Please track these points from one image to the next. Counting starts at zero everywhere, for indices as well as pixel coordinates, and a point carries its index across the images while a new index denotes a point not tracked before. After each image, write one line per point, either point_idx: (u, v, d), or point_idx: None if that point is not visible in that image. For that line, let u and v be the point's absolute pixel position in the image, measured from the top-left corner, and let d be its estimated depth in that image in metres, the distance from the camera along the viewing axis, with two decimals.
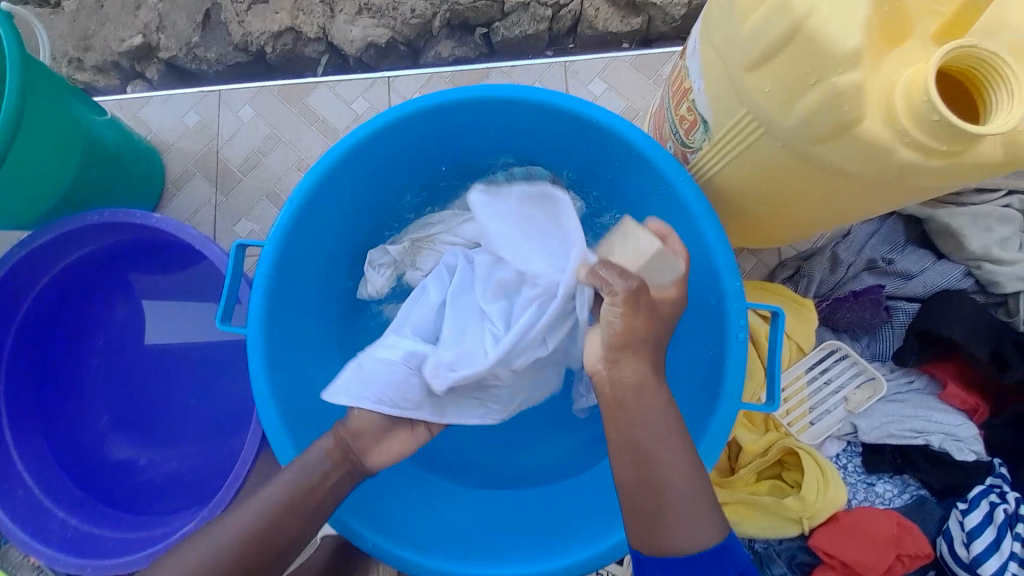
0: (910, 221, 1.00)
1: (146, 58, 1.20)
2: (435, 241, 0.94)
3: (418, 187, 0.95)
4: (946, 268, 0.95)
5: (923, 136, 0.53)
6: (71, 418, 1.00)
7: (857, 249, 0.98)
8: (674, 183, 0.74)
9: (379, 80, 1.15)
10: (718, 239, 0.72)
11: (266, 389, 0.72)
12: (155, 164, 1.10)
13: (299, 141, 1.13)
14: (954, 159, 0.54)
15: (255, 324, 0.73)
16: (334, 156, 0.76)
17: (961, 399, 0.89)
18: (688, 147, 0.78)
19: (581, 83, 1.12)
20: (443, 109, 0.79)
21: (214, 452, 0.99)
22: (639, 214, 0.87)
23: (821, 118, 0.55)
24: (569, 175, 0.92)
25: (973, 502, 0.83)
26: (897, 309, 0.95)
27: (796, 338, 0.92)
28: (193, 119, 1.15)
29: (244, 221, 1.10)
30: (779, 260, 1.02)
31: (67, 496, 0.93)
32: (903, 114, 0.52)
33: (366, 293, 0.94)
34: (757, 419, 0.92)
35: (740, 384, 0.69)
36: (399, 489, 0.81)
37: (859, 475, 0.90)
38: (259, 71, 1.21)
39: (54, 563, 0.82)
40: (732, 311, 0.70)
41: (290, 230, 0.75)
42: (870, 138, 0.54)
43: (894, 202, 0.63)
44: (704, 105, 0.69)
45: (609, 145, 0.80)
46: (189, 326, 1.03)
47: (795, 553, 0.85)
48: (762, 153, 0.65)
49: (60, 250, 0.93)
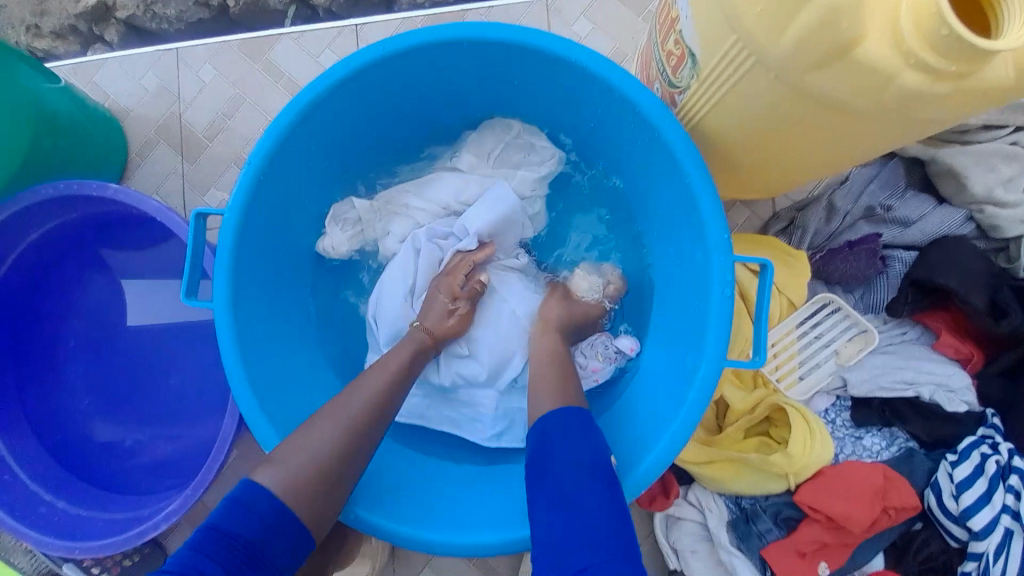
0: (911, 162, 0.94)
1: (103, 19, 1.12)
2: (404, 204, 0.91)
3: (388, 139, 0.89)
4: (946, 214, 0.90)
5: (928, 56, 0.47)
6: (53, 402, 0.98)
7: (856, 196, 0.93)
8: (660, 128, 0.68)
9: (346, 28, 1.06)
10: (704, 189, 0.67)
11: (237, 361, 0.69)
12: (116, 134, 1.03)
13: (265, 100, 1.06)
14: (962, 82, 0.49)
15: (221, 295, 0.69)
16: (294, 111, 0.70)
17: (954, 348, 0.86)
18: (675, 87, 0.71)
19: (565, 25, 1.04)
20: (410, 54, 0.72)
21: (200, 426, 0.97)
22: (623, 163, 0.83)
23: (815, 42, 0.50)
24: (547, 121, 0.87)
25: (964, 453, 0.81)
26: (893, 259, 0.91)
27: (789, 292, 0.88)
28: (152, 83, 1.07)
29: (213, 191, 1.04)
30: (773, 212, 0.98)
31: (52, 479, 0.92)
32: (910, 31, 0.47)
33: (324, 249, 0.87)
34: (746, 376, 0.90)
35: (725, 341, 0.67)
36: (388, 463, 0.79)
37: (848, 429, 0.88)
38: (222, 27, 1.14)
39: (40, 545, 0.80)
40: (719, 266, 0.67)
41: (249, 192, 0.70)
42: (871, 61, 0.49)
43: (897, 137, 0.58)
44: (692, 35, 0.62)
45: (591, 89, 0.74)
46: (165, 301, 0.99)
47: (781, 509, 0.84)
48: (755, 89, 0.59)
49: (19, 229, 0.88)
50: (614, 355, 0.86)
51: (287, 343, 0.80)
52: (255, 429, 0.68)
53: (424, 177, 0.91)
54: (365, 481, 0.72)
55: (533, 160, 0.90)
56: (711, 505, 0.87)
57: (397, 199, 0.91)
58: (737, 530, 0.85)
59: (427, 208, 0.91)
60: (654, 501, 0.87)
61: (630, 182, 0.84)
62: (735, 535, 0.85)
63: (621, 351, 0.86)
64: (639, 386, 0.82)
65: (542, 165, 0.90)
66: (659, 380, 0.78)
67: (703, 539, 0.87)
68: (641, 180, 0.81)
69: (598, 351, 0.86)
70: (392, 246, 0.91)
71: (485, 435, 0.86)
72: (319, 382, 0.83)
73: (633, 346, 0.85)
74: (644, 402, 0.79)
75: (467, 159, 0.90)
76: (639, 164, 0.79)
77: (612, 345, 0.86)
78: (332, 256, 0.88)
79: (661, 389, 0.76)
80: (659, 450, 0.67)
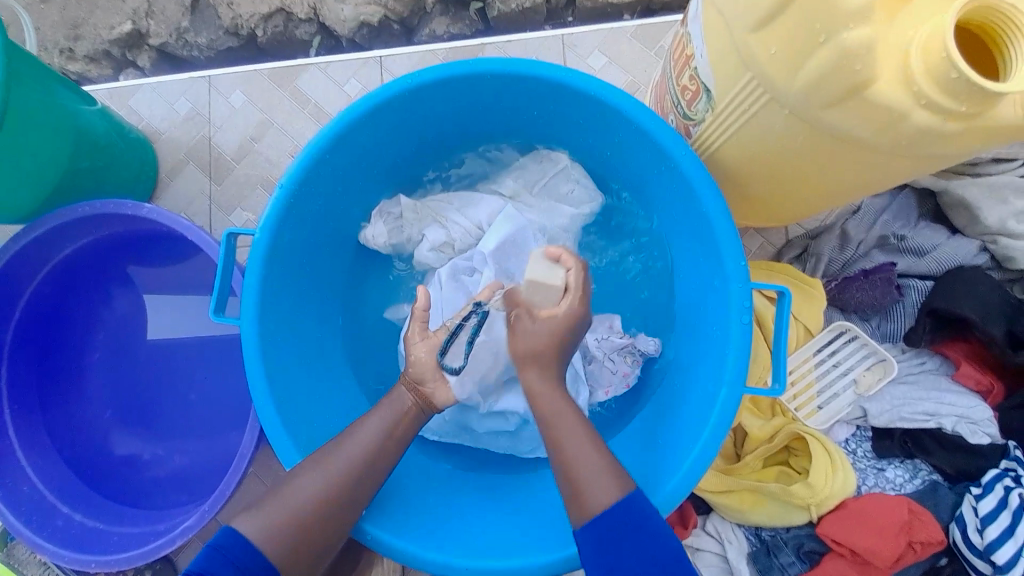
0: (922, 194, 0.95)
1: (137, 45, 1.18)
2: (444, 214, 0.92)
3: (413, 165, 0.91)
4: (960, 244, 0.91)
5: (937, 96, 0.49)
6: (73, 414, 0.99)
7: (869, 226, 0.94)
8: (678, 160, 0.70)
9: (371, 59, 1.11)
10: (719, 216, 0.69)
11: (263, 384, 0.70)
12: (147, 155, 1.07)
13: (290, 125, 1.10)
14: (971, 122, 0.51)
15: (249, 317, 0.71)
16: (322, 139, 0.73)
17: (975, 380, 0.86)
18: (690, 119, 0.74)
19: (580, 58, 1.08)
20: (435, 85, 0.75)
21: (218, 440, 0.98)
22: (642, 191, 0.85)
23: (829, 82, 0.52)
24: (567, 148, 0.89)
25: (987, 487, 0.80)
26: (908, 288, 0.91)
27: (804, 320, 0.89)
28: (184, 107, 1.11)
29: (239, 211, 1.08)
30: (786, 239, 0.98)
31: (70, 491, 0.93)
32: (920, 72, 0.49)
33: (363, 237, 0.89)
34: (763, 404, 0.90)
35: (743, 371, 0.67)
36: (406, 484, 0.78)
37: (869, 460, 0.87)
38: (249, 54, 1.19)
39: (56, 557, 0.82)
40: (737, 292, 0.68)
41: (279, 219, 0.73)
42: (884, 101, 0.51)
43: (910, 171, 0.60)
44: (706, 73, 0.65)
45: (610, 120, 0.76)
46: (185, 319, 1.01)
47: (803, 542, 0.83)
48: (768, 123, 0.61)
49: (53, 244, 0.91)
50: (638, 357, 0.87)
51: (311, 360, 0.82)
52: (275, 446, 0.69)
53: (465, 196, 0.93)
54: (382, 497, 0.72)
55: (577, 194, 0.90)
56: (731, 537, 0.85)
57: (438, 209, 0.92)
58: (758, 563, 0.83)
59: (464, 225, 0.91)
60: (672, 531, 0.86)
61: (650, 211, 0.86)
62: (755, 568, 0.83)
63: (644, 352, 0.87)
64: (659, 414, 0.82)
65: (575, 195, 0.91)
66: (679, 407, 0.78)
67: (724, 571, 0.85)
68: (660, 207, 0.82)
69: (624, 355, 0.87)
70: (424, 254, 0.91)
71: (519, 448, 0.85)
72: (338, 404, 0.83)
73: (657, 345, 0.86)
74: (663, 428, 0.79)
75: (510, 185, 0.93)
76: (659, 194, 0.81)
77: (636, 348, 0.87)
78: (371, 245, 0.90)
79: (680, 416, 0.76)
80: (677, 477, 0.67)
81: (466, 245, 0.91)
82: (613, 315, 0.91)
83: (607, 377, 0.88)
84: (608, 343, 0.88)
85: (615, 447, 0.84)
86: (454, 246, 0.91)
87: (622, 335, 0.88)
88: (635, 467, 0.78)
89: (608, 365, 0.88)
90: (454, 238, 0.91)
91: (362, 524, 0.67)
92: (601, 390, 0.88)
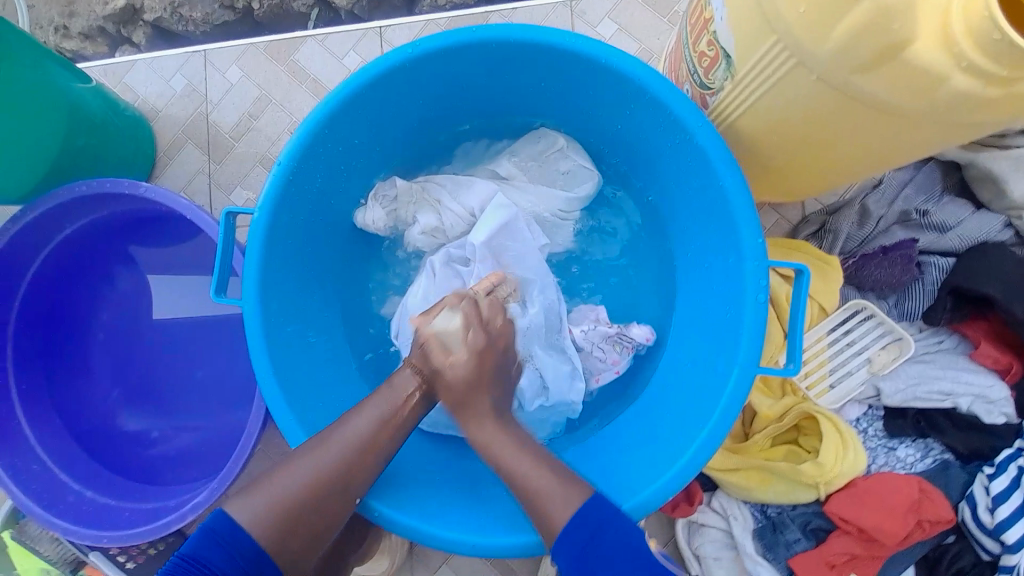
0: (948, 166, 0.92)
1: (131, 21, 1.15)
2: (438, 198, 0.89)
3: (415, 141, 0.89)
4: (985, 220, 0.88)
5: (981, 59, 0.46)
6: (82, 394, 1.00)
7: (889, 201, 0.91)
8: (691, 130, 0.68)
9: (371, 30, 1.07)
10: (738, 192, 0.66)
11: (266, 365, 0.70)
12: (144, 133, 1.05)
13: (290, 101, 1.07)
14: (1015, 87, 0.47)
15: (250, 294, 0.70)
16: (324, 112, 0.71)
17: (993, 358, 0.84)
18: (707, 88, 0.70)
19: (589, 25, 1.03)
20: (440, 56, 0.72)
21: (225, 420, 0.99)
22: (651, 167, 0.82)
23: (862, 42, 0.49)
24: (574, 123, 0.86)
25: (1000, 467, 0.79)
26: (929, 266, 0.88)
27: (820, 299, 0.87)
28: (180, 83, 1.09)
29: (239, 190, 1.06)
30: (802, 215, 0.96)
31: (80, 469, 0.95)
32: (961, 33, 0.45)
33: (361, 222, 0.87)
34: (774, 384, 0.88)
35: (757, 351, 0.66)
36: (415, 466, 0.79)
37: (880, 440, 0.86)
38: (247, 29, 1.15)
39: (68, 533, 0.83)
40: (752, 270, 0.66)
41: (278, 198, 0.71)
42: (920, 63, 0.48)
43: (942, 140, 0.57)
44: (727, 37, 0.61)
45: (622, 90, 0.73)
46: (191, 299, 1.01)
47: (810, 519, 0.83)
48: (793, 90, 0.58)
49: (53, 224, 0.90)
50: (629, 344, 0.87)
51: (314, 340, 0.82)
52: (282, 426, 0.69)
53: (458, 179, 0.90)
54: (385, 477, 0.73)
55: (574, 177, 0.89)
56: (736, 513, 0.86)
57: (431, 192, 0.89)
58: (763, 539, 0.84)
59: (458, 213, 0.89)
60: (677, 507, 0.86)
61: (658, 187, 0.83)
62: (761, 545, 0.84)
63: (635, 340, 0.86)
64: (665, 395, 0.80)
65: (580, 179, 0.89)
66: (688, 387, 0.77)
67: (728, 547, 0.86)
68: (671, 183, 0.80)
69: (612, 343, 0.86)
70: (416, 237, 0.89)
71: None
72: (344, 385, 0.83)
73: (650, 334, 0.86)
74: (670, 407, 0.78)
75: (507, 166, 0.90)
76: (668, 169, 0.78)
77: (626, 337, 0.86)
78: (370, 229, 0.88)
79: (689, 395, 0.75)
80: (689, 456, 0.67)
81: (458, 231, 0.89)
82: (597, 306, 0.89)
83: (596, 367, 0.87)
84: (594, 333, 0.87)
85: (620, 425, 0.83)
86: (446, 231, 0.89)
87: (608, 324, 0.87)
88: (640, 445, 0.78)
89: (597, 355, 0.87)
90: (447, 223, 0.89)
91: (369, 500, 0.68)
92: (593, 380, 0.87)
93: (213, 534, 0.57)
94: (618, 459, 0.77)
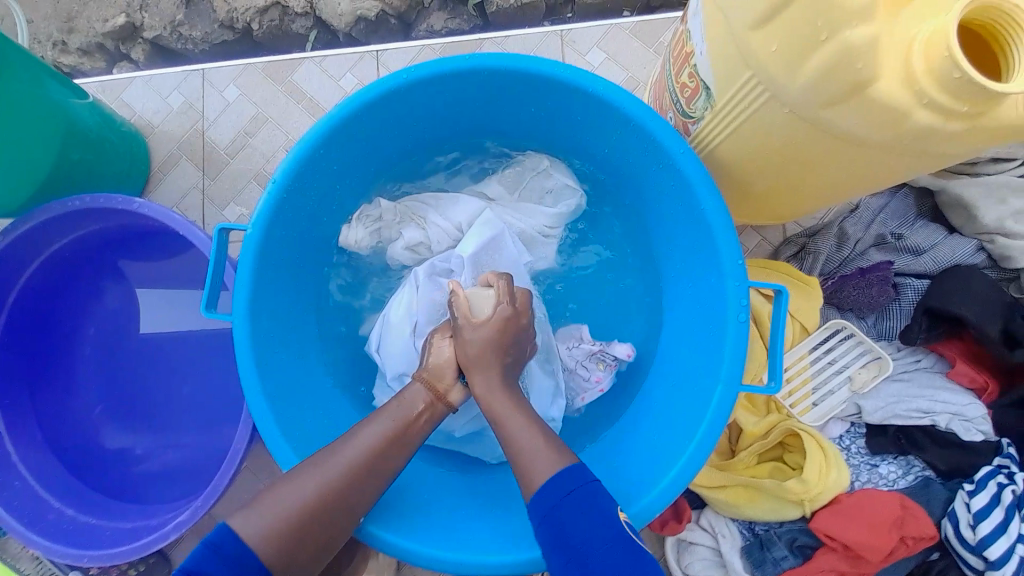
0: (921, 193, 0.96)
1: (130, 39, 1.17)
2: (422, 215, 0.91)
3: (406, 161, 0.91)
4: (957, 243, 0.91)
5: (941, 96, 0.49)
6: (66, 406, 0.99)
7: (866, 225, 0.94)
8: (674, 157, 0.70)
9: (368, 53, 1.10)
10: (719, 217, 0.69)
11: (255, 381, 0.70)
12: (139, 148, 1.06)
13: (287, 120, 1.09)
14: (973, 122, 0.51)
15: (240, 310, 0.70)
16: (318, 133, 0.72)
17: (968, 377, 0.87)
18: (689, 117, 0.74)
19: (578, 54, 1.07)
20: (433, 82, 0.75)
21: (212, 436, 0.98)
22: (636, 191, 0.85)
23: (832, 79, 0.52)
24: (562, 146, 0.89)
25: (981, 483, 0.80)
26: (904, 287, 0.91)
27: (801, 318, 0.89)
28: (177, 100, 1.10)
29: (233, 205, 1.07)
30: (784, 237, 0.99)
31: (61, 485, 0.93)
32: (921, 72, 0.49)
33: (345, 243, 0.88)
34: (759, 400, 0.90)
35: (740, 369, 0.68)
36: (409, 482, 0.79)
37: (862, 457, 0.88)
38: (245, 48, 1.18)
39: (48, 552, 0.81)
40: (734, 290, 0.69)
41: (272, 213, 0.72)
42: (884, 99, 0.51)
43: (910, 169, 0.60)
44: (707, 71, 0.65)
45: (607, 117, 0.76)
46: (181, 313, 1.01)
47: (796, 536, 0.83)
48: (768, 121, 0.61)
49: (45, 237, 0.90)
50: (612, 362, 0.87)
51: (304, 356, 0.82)
52: (269, 441, 0.69)
53: (443, 196, 0.92)
54: (383, 499, 0.72)
55: (555, 195, 0.92)
56: (724, 531, 0.86)
57: (416, 209, 0.91)
58: (751, 557, 0.84)
59: (444, 227, 0.90)
60: (666, 525, 0.86)
61: (643, 209, 0.86)
62: (749, 563, 0.84)
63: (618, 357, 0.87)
64: (652, 413, 0.81)
65: (565, 199, 0.92)
66: (673, 405, 0.78)
67: (717, 565, 0.86)
68: (656, 205, 0.82)
69: (596, 360, 0.87)
70: (399, 252, 0.90)
71: (493, 454, 0.86)
72: (332, 401, 0.83)
73: (630, 350, 0.86)
74: (656, 423, 0.79)
75: (493, 187, 0.93)
76: (653, 192, 0.81)
77: (609, 354, 0.87)
78: (353, 249, 0.89)
79: (675, 413, 0.76)
80: (675, 473, 0.67)
81: (443, 246, 0.91)
82: (581, 325, 0.91)
83: (581, 385, 0.88)
84: (578, 350, 0.88)
85: (607, 442, 0.84)
86: (431, 246, 0.91)
87: (592, 341, 0.89)
88: (628, 462, 0.78)
89: (581, 372, 0.88)
90: (432, 238, 0.90)
91: (364, 524, 0.68)
92: (579, 398, 0.88)
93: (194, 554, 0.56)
94: (607, 476, 0.78)
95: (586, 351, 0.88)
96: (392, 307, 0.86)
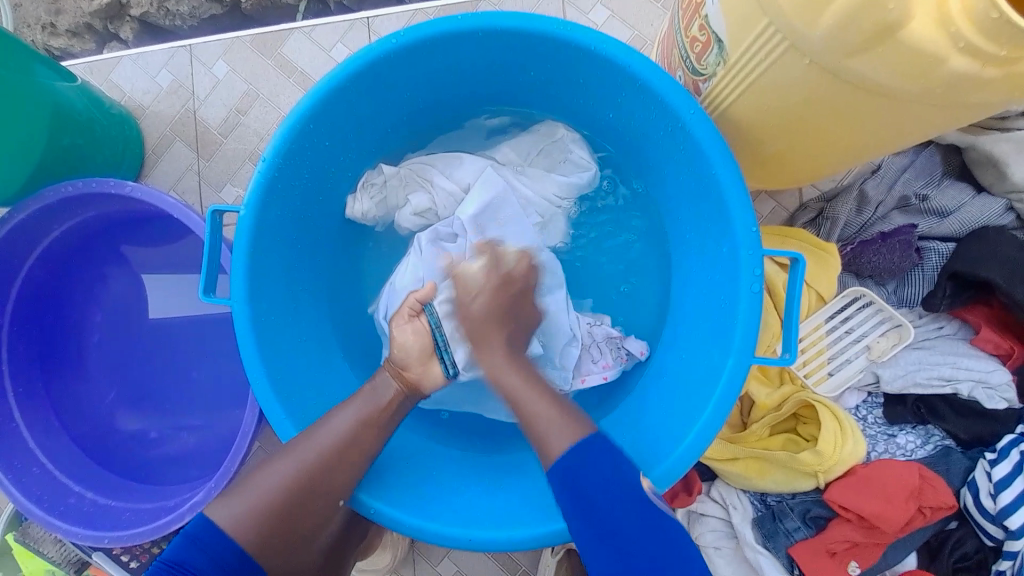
0: (949, 150, 0.90)
1: (118, 17, 1.12)
2: (429, 178, 0.87)
3: (403, 131, 0.87)
4: (986, 203, 0.86)
5: (979, 39, 0.44)
6: (80, 394, 1.00)
7: (888, 186, 0.90)
8: (683, 117, 0.66)
9: (359, 21, 1.05)
10: (733, 184, 0.65)
11: (259, 367, 0.69)
12: (132, 131, 1.03)
13: (278, 96, 1.05)
14: (1013, 67, 0.46)
15: (239, 292, 0.69)
16: (308, 106, 0.69)
17: (993, 344, 0.83)
18: (700, 74, 0.69)
19: (581, 12, 1.01)
20: (425, 46, 0.70)
21: (222, 420, 0.98)
22: (643, 155, 0.81)
23: (858, 23, 0.47)
24: (563, 108, 0.85)
25: (1003, 453, 0.79)
26: (928, 251, 0.87)
27: (818, 287, 0.86)
28: (167, 79, 1.07)
29: (229, 187, 1.05)
30: (800, 202, 0.94)
31: (80, 470, 0.95)
32: (958, 13, 0.44)
33: (352, 215, 0.86)
34: (772, 372, 0.88)
35: (753, 340, 0.66)
36: (421, 462, 0.79)
37: (880, 427, 0.86)
38: (234, 22, 1.14)
39: (70, 535, 0.83)
40: (746, 259, 0.65)
41: (266, 193, 0.70)
42: (914, 43, 0.46)
43: (939, 123, 0.56)
44: (719, 22, 0.60)
45: (612, 78, 0.71)
46: (184, 299, 1.00)
47: (809, 507, 0.83)
48: (787, 75, 0.57)
49: (42, 227, 0.89)
50: (624, 356, 0.86)
51: (309, 340, 0.81)
52: (275, 424, 0.69)
53: (447, 154, 0.88)
54: (376, 471, 0.73)
55: (575, 165, 0.87)
56: (736, 502, 0.85)
57: (423, 170, 0.87)
58: (763, 528, 0.83)
59: (449, 188, 0.86)
60: (676, 498, 0.86)
61: (651, 174, 0.83)
62: (761, 534, 0.83)
63: (631, 354, 0.85)
64: (663, 386, 0.80)
65: (579, 174, 0.86)
66: (685, 379, 0.76)
67: (728, 536, 0.86)
68: (664, 172, 0.79)
69: (611, 346, 0.86)
70: (407, 218, 0.87)
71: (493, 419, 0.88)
72: (337, 384, 0.83)
73: (644, 351, 0.85)
74: (667, 399, 0.77)
75: (505, 152, 0.88)
76: (661, 158, 0.77)
77: (623, 347, 0.85)
78: (362, 221, 0.87)
79: (684, 386, 0.75)
80: (682, 448, 0.66)
81: (449, 210, 0.87)
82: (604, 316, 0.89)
83: (586, 367, 0.85)
84: (597, 330, 0.86)
85: (626, 414, 0.82)
86: (437, 211, 0.88)
87: (613, 328, 0.87)
88: (637, 434, 0.78)
89: (593, 353, 0.85)
90: (438, 203, 0.87)
91: (358, 495, 0.68)
92: (579, 381, 0.85)
93: (197, 540, 0.57)
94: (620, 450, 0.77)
95: (597, 329, 0.86)
96: (399, 278, 0.85)
